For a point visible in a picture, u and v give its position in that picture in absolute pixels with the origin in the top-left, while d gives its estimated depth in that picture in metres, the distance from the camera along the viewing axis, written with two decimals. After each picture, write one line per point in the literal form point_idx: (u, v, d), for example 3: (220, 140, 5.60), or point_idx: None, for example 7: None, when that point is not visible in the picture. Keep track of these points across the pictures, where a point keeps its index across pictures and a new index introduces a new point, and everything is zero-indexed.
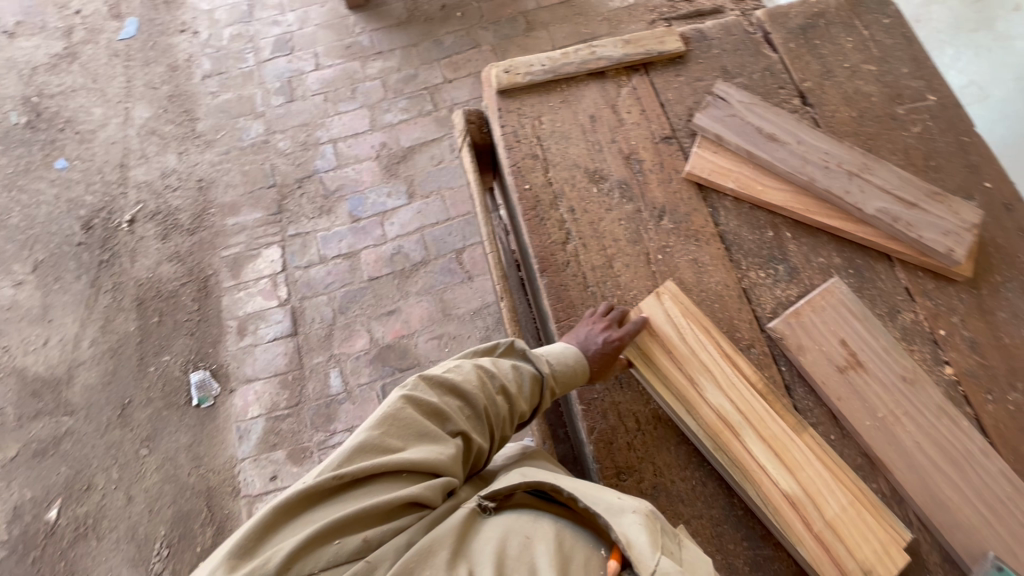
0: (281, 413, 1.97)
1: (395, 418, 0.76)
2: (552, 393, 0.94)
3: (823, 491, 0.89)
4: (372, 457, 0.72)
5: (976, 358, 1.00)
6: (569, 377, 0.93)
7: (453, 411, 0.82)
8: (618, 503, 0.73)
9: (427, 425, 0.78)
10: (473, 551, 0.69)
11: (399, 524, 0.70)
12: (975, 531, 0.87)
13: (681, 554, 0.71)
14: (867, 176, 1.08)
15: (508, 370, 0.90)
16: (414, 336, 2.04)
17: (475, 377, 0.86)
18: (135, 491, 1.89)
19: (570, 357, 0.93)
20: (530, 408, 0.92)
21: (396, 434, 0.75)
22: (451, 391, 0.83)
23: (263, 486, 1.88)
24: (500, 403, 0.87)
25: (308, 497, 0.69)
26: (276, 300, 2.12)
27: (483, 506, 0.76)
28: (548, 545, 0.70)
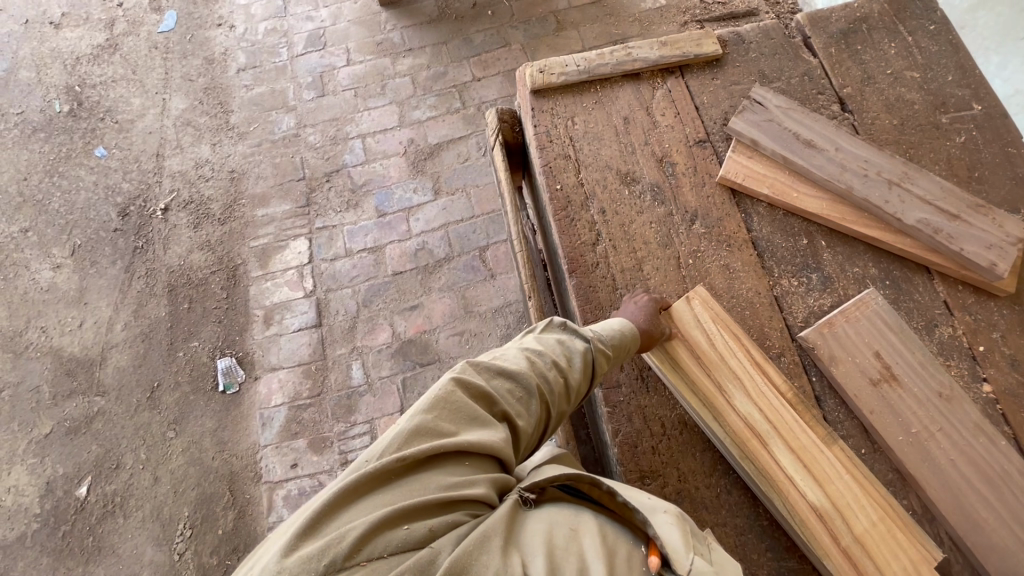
0: (303, 402, 2.00)
1: (448, 401, 0.74)
2: (606, 359, 0.91)
3: (852, 505, 0.88)
4: (431, 441, 0.71)
5: (1016, 376, 0.97)
6: (619, 342, 0.92)
7: (502, 394, 0.80)
8: (649, 504, 0.77)
9: (477, 407, 0.76)
10: (522, 542, 0.68)
11: (461, 512, 0.68)
12: (1010, 555, 0.85)
13: (712, 556, 0.73)
14: (908, 186, 1.05)
15: (556, 347, 0.88)
16: (435, 332, 2.06)
17: (522, 358, 0.84)
18: (161, 472, 1.94)
19: (619, 328, 0.92)
20: (587, 381, 0.90)
21: (450, 419, 0.74)
22: (499, 373, 0.82)
23: (284, 473, 1.92)
24: (553, 379, 0.85)
25: (371, 480, 0.67)
26: (301, 291, 2.16)
27: (524, 497, 0.74)
28: (596, 537, 0.69)
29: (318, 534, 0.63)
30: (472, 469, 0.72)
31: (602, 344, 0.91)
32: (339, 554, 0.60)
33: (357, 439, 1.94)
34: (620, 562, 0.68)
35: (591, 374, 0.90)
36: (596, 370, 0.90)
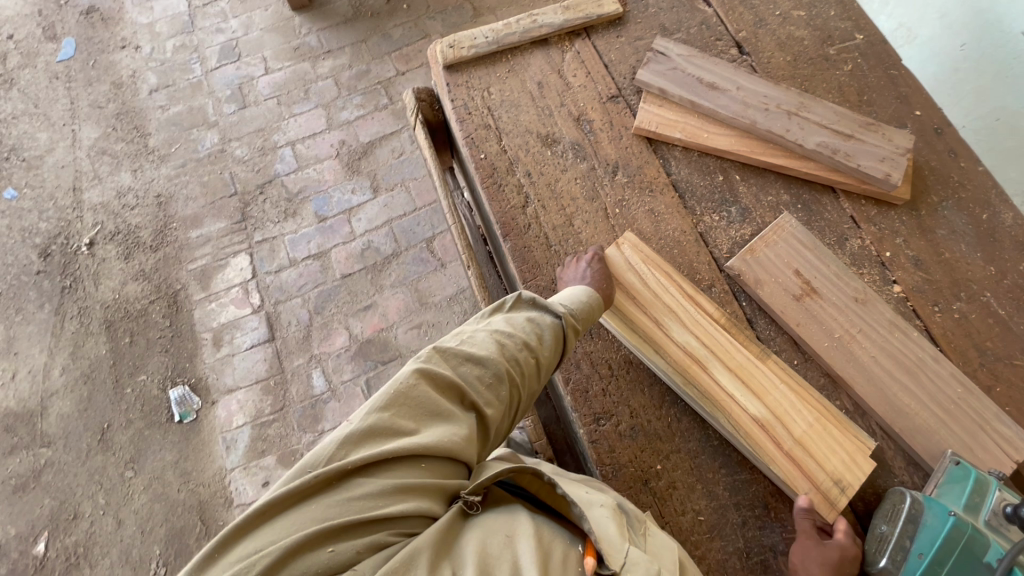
0: (267, 419, 1.95)
1: (408, 398, 0.76)
2: (576, 332, 0.94)
3: (790, 411, 0.94)
4: (377, 445, 0.72)
5: (921, 274, 1.06)
6: (587, 312, 0.94)
7: (471, 380, 0.82)
8: (590, 499, 0.84)
9: (440, 403, 0.78)
10: (457, 549, 0.70)
11: (396, 524, 0.69)
12: (933, 433, 0.93)
13: (649, 544, 0.80)
14: (805, 114, 1.12)
15: (524, 327, 0.90)
16: (393, 329, 2.05)
17: (491, 342, 0.86)
18: (124, 514, 1.86)
19: (584, 296, 0.93)
20: (556, 355, 0.92)
21: (409, 417, 0.75)
22: (468, 359, 0.83)
23: (256, 493, 1.87)
24: (523, 359, 0.87)
25: (305, 490, 0.68)
26: (249, 307, 2.10)
27: (468, 501, 0.76)
28: (531, 539, 0.73)
29: (247, 546, 0.65)
30: (419, 474, 0.73)
31: (575, 316, 0.92)
32: (260, 569, 0.62)
33: None
34: (553, 560, 0.72)
35: (558, 347, 0.92)
36: (564, 345, 0.93)
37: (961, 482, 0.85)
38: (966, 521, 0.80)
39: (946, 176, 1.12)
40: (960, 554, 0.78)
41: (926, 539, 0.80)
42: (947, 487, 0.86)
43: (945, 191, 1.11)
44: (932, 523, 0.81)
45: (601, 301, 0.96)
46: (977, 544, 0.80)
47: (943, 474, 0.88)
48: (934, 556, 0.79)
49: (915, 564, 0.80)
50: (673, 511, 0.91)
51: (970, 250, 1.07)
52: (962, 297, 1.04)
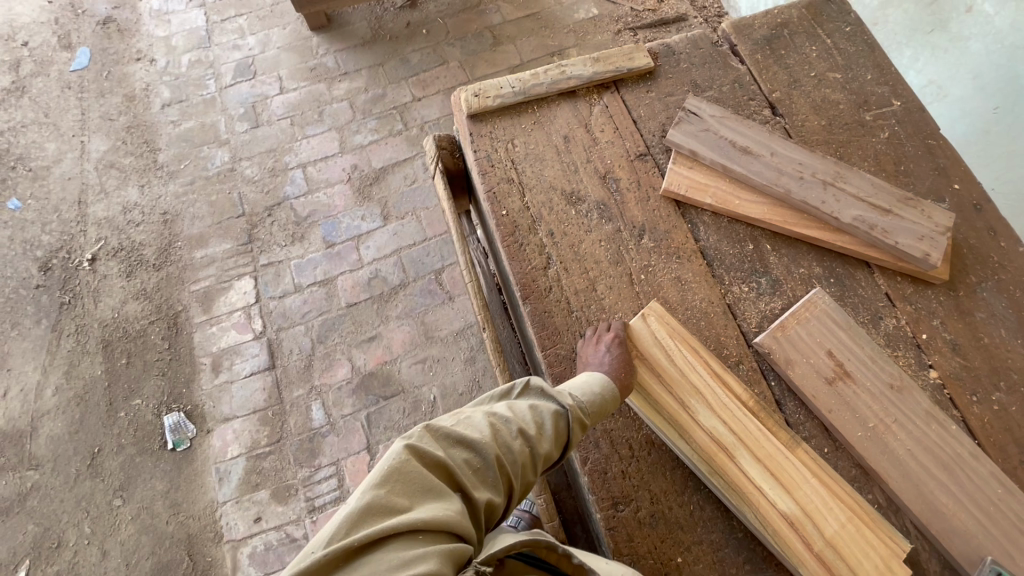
0: (263, 451, 1.89)
1: (402, 473, 0.71)
2: (582, 427, 0.88)
3: (821, 509, 0.89)
4: (377, 521, 0.66)
5: (959, 360, 1.01)
6: (597, 408, 0.89)
7: (462, 464, 0.77)
8: (608, 568, 0.82)
9: (433, 480, 0.73)
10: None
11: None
12: (972, 537, 0.88)
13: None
14: (841, 185, 1.08)
15: (529, 416, 0.85)
16: (397, 362, 2.00)
17: (486, 425, 0.81)
18: (109, 545, 1.79)
19: (597, 387, 0.89)
20: (557, 449, 0.86)
21: (403, 494, 0.70)
22: (460, 441, 0.78)
23: (247, 529, 1.81)
24: (518, 448, 0.81)
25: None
26: (250, 333, 2.05)
27: (481, 571, 0.69)
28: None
29: None
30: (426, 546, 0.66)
31: (586, 408, 0.88)
32: None
33: (324, 483, 1.85)
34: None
35: (564, 441, 0.87)
36: (571, 439, 0.87)
37: None
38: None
39: (985, 255, 1.08)
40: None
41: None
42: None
43: (984, 271, 1.07)
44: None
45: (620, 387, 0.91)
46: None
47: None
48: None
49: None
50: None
51: (1010, 335, 1.02)
52: (1001, 386, 0.99)
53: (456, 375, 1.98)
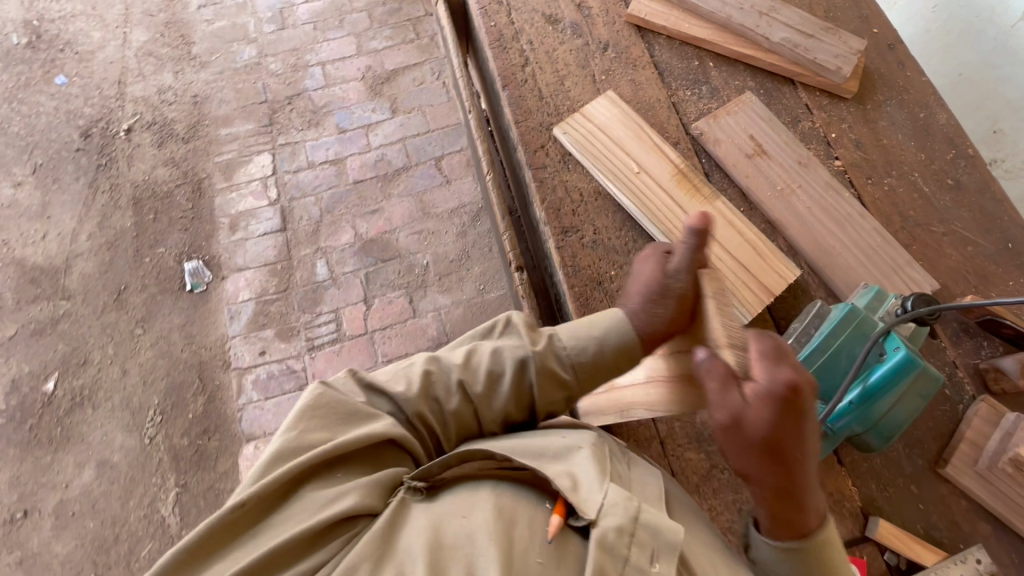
0: (271, 298, 2.12)
1: (314, 416, 0.79)
2: (557, 380, 0.88)
3: (739, 286, 1.07)
4: (293, 457, 0.75)
5: (861, 154, 1.21)
6: (580, 357, 0.89)
7: (384, 414, 0.85)
8: (565, 445, 0.79)
9: (352, 417, 0.81)
10: (405, 544, 0.69)
11: (340, 534, 0.70)
12: (851, 270, 1.08)
13: (630, 475, 0.77)
14: (775, 15, 1.29)
15: (482, 368, 0.88)
16: (396, 232, 2.21)
17: (420, 377, 0.87)
18: (129, 365, 2.03)
19: (580, 341, 0.89)
20: (516, 403, 0.89)
21: (317, 430, 0.78)
22: (379, 390, 0.87)
23: (252, 360, 2.04)
24: (458, 403, 0.87)
25: (228, 525, 0.70)
26: (265, 200, 2.27)
27: (414, 487, 0.77)
28: (485, 507, 0.71)
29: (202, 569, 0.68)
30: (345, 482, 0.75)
31: (560, 349, 0.89)
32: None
33: (324, 326, 2.08)
34: (513, 531, 0.69)
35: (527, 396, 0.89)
36: (535, 394, 0.88)
37: (867, 295, 0.99)
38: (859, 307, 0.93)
39: (892, 81, 1.29)
40: (854, 333, 0.91)
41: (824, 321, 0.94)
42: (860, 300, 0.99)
43: (890, 92, 1.27)
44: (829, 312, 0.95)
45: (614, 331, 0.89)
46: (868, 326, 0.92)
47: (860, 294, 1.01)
48: (829, 330, 0.92)
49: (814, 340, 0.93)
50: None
51: (906, 139, 1.23)
52: (893, 174, 1.19)
53: (448, 246, 2.19)
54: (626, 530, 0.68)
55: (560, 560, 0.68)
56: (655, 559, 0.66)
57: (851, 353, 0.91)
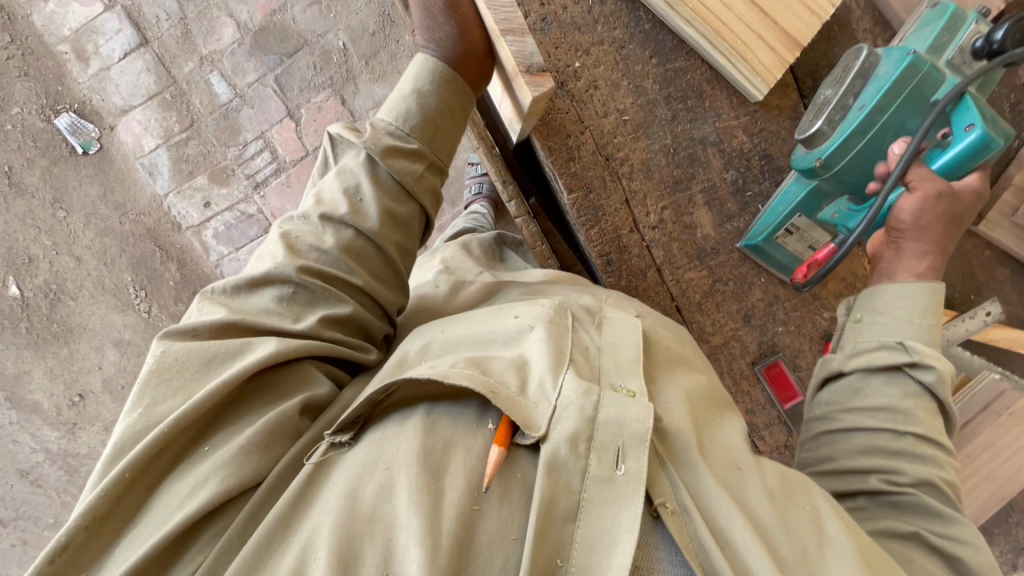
0: (180, 138, 1.76)
1: (163, 370, 0.61)
2: (419, 156, 0.77)
3: (746, 36, 0.87)
4: (135, 445, 0.57)
5: None
6: (432, 120, 0.78)
7: (275, 308, 0.68)
8: (518, 328, 0.71)
9: (215, 354, 0.62)
10: (311, 521, 0.54)
11: (206, 538, 0.55)
12: None
13: (601, 342, 0.71)
14: None
15: (336, 193, 0.72)
16: (288, 10, 1.67)
17: (281, 252, 0.69)
18: (79, 251, 1.85)
19: (414, 110, 0.77)
20: (405, 205, 0.76)
21: (173, 390, 0.60)
22: (252, 285, 0.69)
23: (201, 215, 1.82)
24: (343, 239, 0.71)
25: (83, 544, 0.54)
26: (98, 3, 1.68)
27: (336, 441, 0.61)
28: (414, 443, 0.57)
29: None
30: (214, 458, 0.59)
31: (399, 130, 0.76)
32: None
33: (258, 158, 1.77)
34: (448, 469, 0.56)
35: (404, 198, 0.76)
36: (409, 189, 0.76)
37: (934, 23, 0.78)
38: (922, 62, 0.72)
39: None
40: (912, 92, 0.73)
41: (871, 92, 0.75)
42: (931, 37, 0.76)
43: None
44: (885, 72, 0.74)
45: (435, 78, 0.78)
46: (931, 88, 0.73)
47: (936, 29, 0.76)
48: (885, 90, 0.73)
49: (850, 123, 0.76)
50: (594, 114, 0.90)
51: None
52: None
53: (362, 13, 1.66)
54: (582, 439, 0.57)
55: (510, 500, 0.56)
56: (620, 467, 0.56)
57: (901, 130, 0.75)
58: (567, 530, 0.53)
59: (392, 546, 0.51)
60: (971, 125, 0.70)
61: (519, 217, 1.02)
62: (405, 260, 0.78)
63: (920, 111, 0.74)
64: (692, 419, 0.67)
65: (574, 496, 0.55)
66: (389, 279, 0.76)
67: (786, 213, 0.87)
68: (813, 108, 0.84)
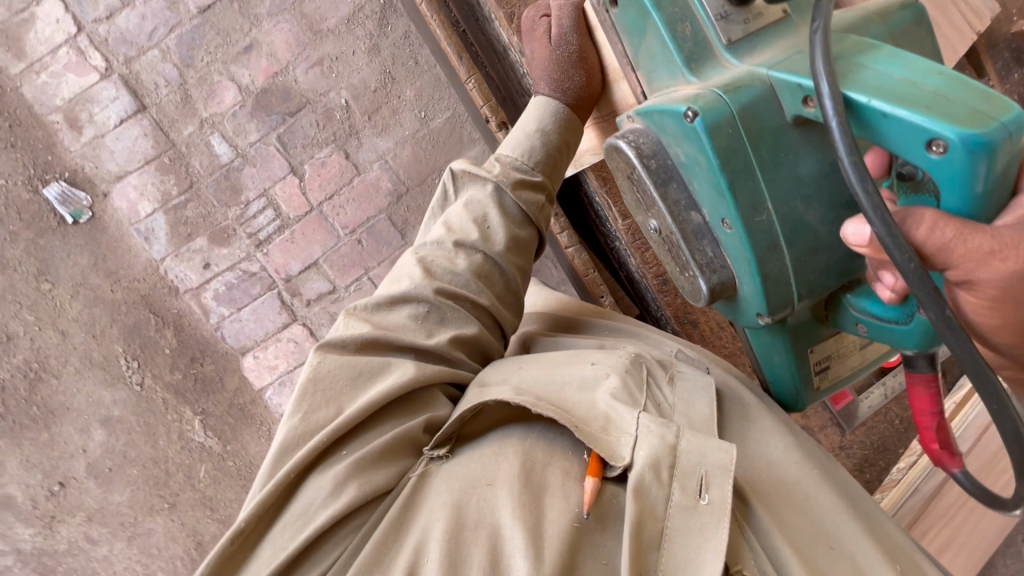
0: (179, 202, 1.73)
1: (319, 382, 0.72)
2: (540, 188, 0.93)
3: None
4: (303, 444, 0.68)
5: None
6: (547, 158, 0.93)
7: (412, 325, 0.80)
8: (593, 375, 0.74)
9: (361, 368, 0.74)
10: (422, 525, 0.63)
11: (346, 530, 0.64)
12: None
13: (674, 397, 0.75)
14: None
15: (466, 221, 0.88)
16: (290, 71, 1.72)
17: (420, 277, 0.83)
18: (64, 325, 1.75)
19: (530, 151, 0.92)
20: (526, 229, 0.92)
21: (327, 399, 0.72)
22: (392, 305, 0.81)
23: (201, 277, 1.76)
24: (476, 261, 0.86)
25: (254, 528, 0.65)
26: (92, 71, 1.68)
27: (433, 457, 0.70)
28: (514, 464, 0.65)
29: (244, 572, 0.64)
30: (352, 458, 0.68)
31: (524, 164, 0.92)
32: None
33: (261, 216, 1.75)
34: (546, 490, 0.64)
35: (525, 223, 0.91)
36: (529, 214, 0.91)
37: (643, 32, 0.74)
38: (716, 114, 0.65)
39: None
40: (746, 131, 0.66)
41: (721, 204, 0.69)
42: (678, 94, 0.70)
43: None
44: (695, 157, 0.69)
45: (556, 118, 0.92)
46: (774, 121, 0.67)
47: (685, 75, 0.72)
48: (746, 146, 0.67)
49: (739, 250, 0.71)
50: None
51: None
52: None
53: (364, 72, 1.73)
54: (663, 467, 0.62)
55: (607, 527, 0.64)
56: (702, 497, 0.61)
57: (797, 176, 0.69)
58: (653, 557, 0.59)
59: (503, 559, 0.60)
60: (937, 139, 0.56)
61: (570, 248, 1.16)
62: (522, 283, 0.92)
63: (789, 136, 0.68)
64: (773, 475, 0.74)
65: (658, 524, 0.60)
66: (510, 303, 0.90)
67: (794, 362, 0.84)
68: (664, 249, 0.80)
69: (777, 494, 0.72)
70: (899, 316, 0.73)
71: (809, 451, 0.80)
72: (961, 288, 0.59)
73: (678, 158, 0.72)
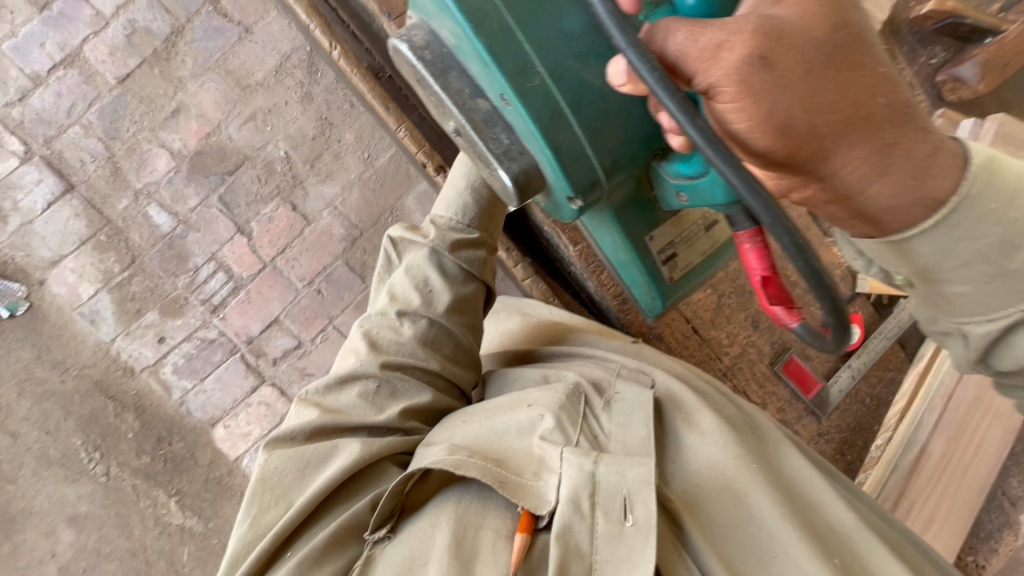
0: (122, 278, 1.66)
1: (267, 480, 0.72)
2: (480, 245, 0.94)
3: None
4: (252, 549, 0.68)
5: None
6: (479, 215, 0.94)
7: (361, 403, 0.80)
8: (529, 417, 0.74)
9: (308, 458, 0.73)
10: None
11: None
12: None
13: (611, 421, 0.73)
14: None
15: (408, 288, 0.88)
16: (222, 129, 1.67)
17: (367, 351, 0.83)
18: (14, 425, 1.65)
19: (462, 210, 0.92)
20: (470, 285, 0.91)
21: (275, 497, 0.71)
22: (341, 385, 0.81)
23: (156, 352, 1.69)
24: (420, 325, 0.85)
25: None
26: (13, 156, 1.62)
27: (377, 538, 0.68)
28: (446, 532, 0.64)
29: None
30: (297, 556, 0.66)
31: (461, 223, 0.92)
32: None
33: (212, 280, 1.69)
34: (478, 554, 0.62)
35: (468, 280, 0.91)
36: (472, 271, 0.91)
37: None
38: None
39: None
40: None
41: (495, 82, 0.68)
42: None
43: None
44: (457, 33, 0.67)
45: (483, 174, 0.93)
46: None
47: None
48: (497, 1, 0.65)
49: (526, 127, 0.70)
50: None
51: None
52: None
53: (299, 120, 1.70)
54: (584, 498, 0.62)
55: None
56: (627, 518, 0.61)
57: (564, 34, 0.68)
58: None
59: None
60: None
61: (528, 280, 1.19)
62: (472, 338, 0.91)
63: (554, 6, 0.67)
64: (713, 478, 0.72)
65: (586, 558, 0.60)
66: (462, 360, 0.89)
67: (636, 255, 0.86)
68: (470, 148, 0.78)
69: (715, 503, 0.70)
70: (699, 169, 0.72)
71: (751, 445, 0.77)
72: (712, 100, 0.58)
73: (449, 42, 0.71)
